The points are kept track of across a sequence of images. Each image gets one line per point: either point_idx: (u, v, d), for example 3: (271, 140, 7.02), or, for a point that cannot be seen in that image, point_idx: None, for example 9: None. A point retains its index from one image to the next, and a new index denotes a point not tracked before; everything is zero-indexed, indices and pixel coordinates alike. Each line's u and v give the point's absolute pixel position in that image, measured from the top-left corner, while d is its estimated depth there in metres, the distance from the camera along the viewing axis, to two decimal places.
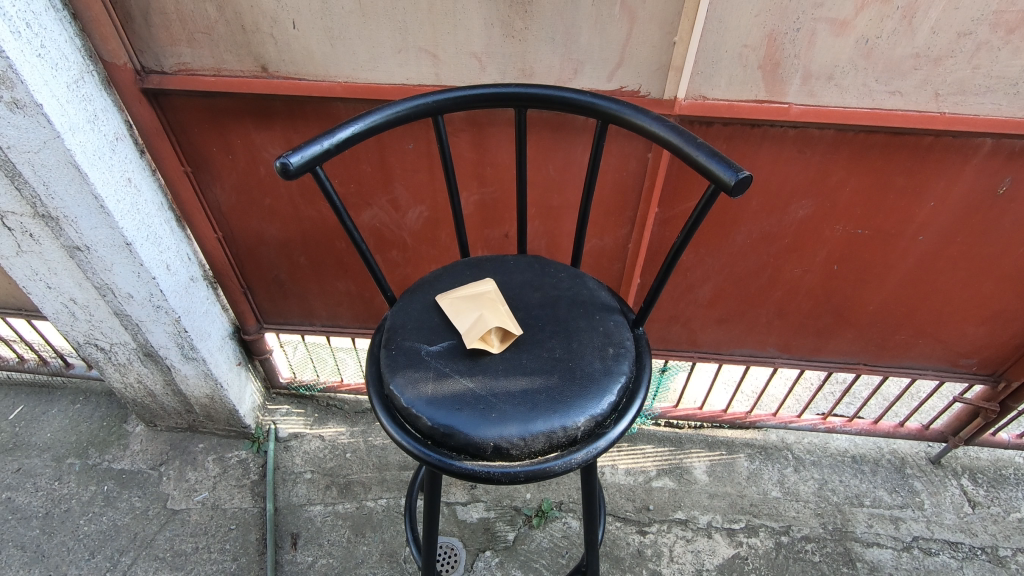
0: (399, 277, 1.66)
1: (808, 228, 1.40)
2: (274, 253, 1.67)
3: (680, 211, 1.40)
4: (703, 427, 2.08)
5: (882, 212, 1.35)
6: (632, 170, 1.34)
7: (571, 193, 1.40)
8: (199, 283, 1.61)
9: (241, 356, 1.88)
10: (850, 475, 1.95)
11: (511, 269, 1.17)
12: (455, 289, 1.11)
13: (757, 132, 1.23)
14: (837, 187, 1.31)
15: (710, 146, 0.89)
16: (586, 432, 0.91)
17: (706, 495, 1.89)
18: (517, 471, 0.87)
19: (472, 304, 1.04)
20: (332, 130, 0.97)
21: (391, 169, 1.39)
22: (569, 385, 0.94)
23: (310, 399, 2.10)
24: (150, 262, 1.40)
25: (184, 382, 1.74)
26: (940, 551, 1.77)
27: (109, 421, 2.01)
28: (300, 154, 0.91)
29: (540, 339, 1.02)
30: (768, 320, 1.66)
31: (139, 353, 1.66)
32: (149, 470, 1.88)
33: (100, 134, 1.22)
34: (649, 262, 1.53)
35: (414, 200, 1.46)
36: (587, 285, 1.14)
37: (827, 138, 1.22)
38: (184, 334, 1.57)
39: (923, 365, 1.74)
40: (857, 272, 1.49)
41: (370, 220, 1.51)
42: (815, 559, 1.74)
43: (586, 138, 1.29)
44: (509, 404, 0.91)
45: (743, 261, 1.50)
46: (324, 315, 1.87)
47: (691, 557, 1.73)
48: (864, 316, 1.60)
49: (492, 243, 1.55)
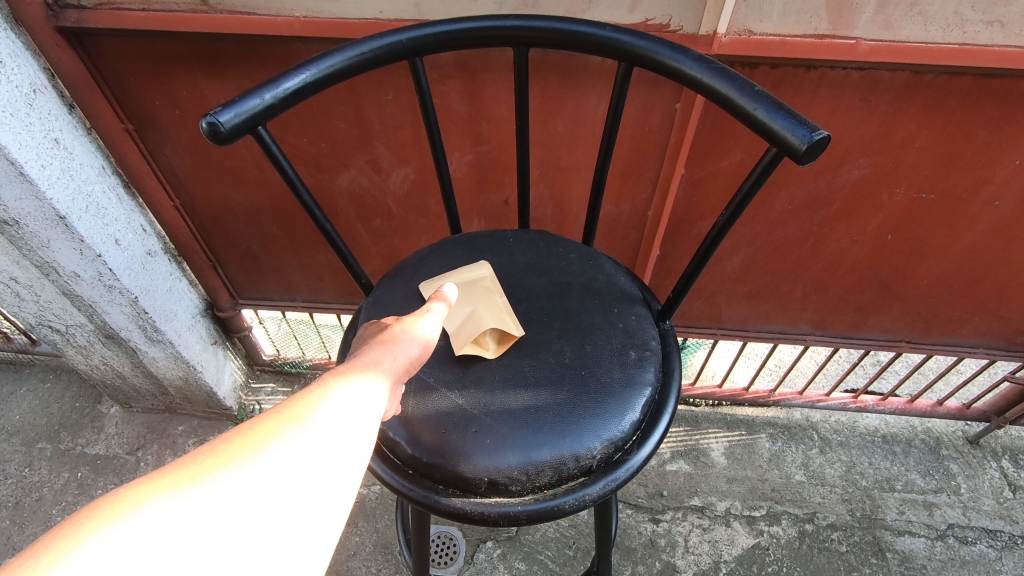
0: (386, 250, 1.46)
1: (862, 192, 1.19)
2: (242, 222, 1.47)
3: (712, 172, 1.17)
4: (722, 405, 1.93)
5: (956, 173, 1.12)
6: (657, 123, 1.11)
7: (582, 151, 1.18)
8: (159, 258, 1.42)
9: (216, 334, 1.70)
10: (880, 457, 1.81)
11: (511, 249, 0.97)
12: (443, 274, 0.92)
13: (813, 76, 0.99)
14: (903, 143, 1.09)
15: (772, 96, 0.68)
16: (603, 460, 0.74)
17: (725, 480, 1.75)
18: (518, 512, 0.70)
19: (465, 292, 0.85)
20: (277, 78, 0.75)
21: (369, 125, 1.17)
22: (581, 401, 0.77)
23: (297, 377, 1.92)
24: (93, 236, 1.21)
25: (153, 364, 1.58)
26: (977, 540, 1.65)
27: (82, 402, 1.87)
28: (234, 111, 0.70)
29: (547, 341, 0.84)
30: (804, 295, 1.47)
31: (99, 335, 1.49)
32: (126, 454, 1.76)
33: (10, 85, 1.00)
34: (671, 233, 1.32)
35: (398, 161, 1.24)
36: (603, 268, 0.94)
37: (899, 83, 0.99)
38: (144, 315, 1.40)
39: (974, 343, 1.54)
40: (914, 242, 1.28)
41: (347, 184, 1.30)
42: (842, 549, 1.62)
43: (601, 85, 1.06)
44: (508, 428, 0.74)
45: (781, 230, 1.29)
46: (305, 289, 1.69)
47: (708, 548, 1.61)
48: (915, 291, 1.40)
49: (490, 211, 1.34)
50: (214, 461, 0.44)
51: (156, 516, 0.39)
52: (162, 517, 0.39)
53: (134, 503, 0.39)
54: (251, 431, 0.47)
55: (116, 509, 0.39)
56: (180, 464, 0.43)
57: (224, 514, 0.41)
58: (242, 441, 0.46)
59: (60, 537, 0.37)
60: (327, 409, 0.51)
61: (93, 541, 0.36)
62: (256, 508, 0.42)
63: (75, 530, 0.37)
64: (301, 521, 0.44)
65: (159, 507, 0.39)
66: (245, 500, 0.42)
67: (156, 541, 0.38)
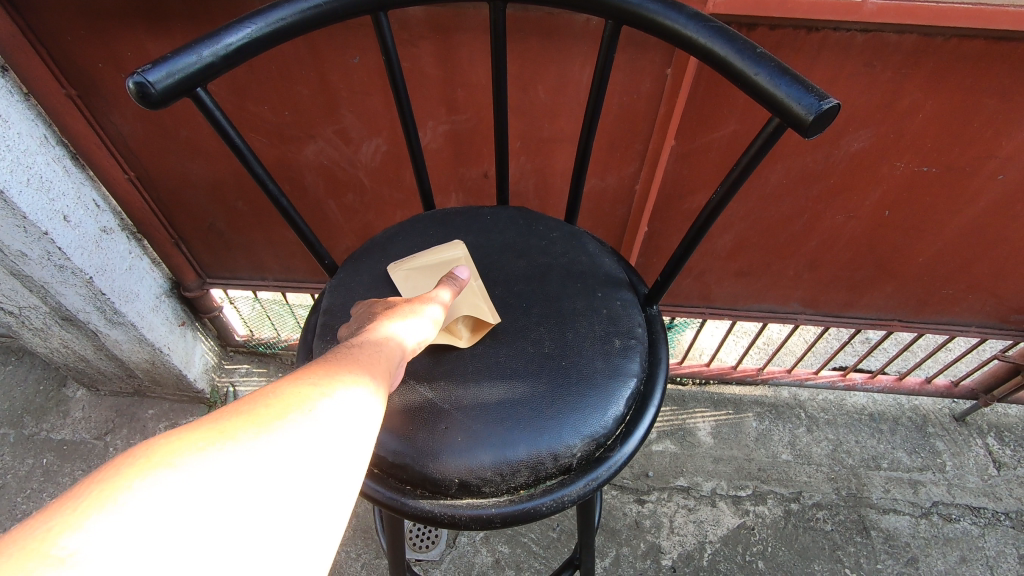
0: (360, 227, 1.38)
1: (861, 165, 1.12)
2: (204, 197, 1.37)
3: (704, 144, 1.10)
4: (709, 384, 1.90)
5: (960, 145, 1.06)
6: (647, 89, 1.03)
7: (566, 121, 1.10)
8: (116, 235, 1.33)
9: (184, 315, 1.62)
10: (867, 435, 1.79)
11: (488, 227, 0.90)
12: (414, 254, 0.85)
13: (815, 38, 0.92)
14: (907, 113, 1.02)
15: (776, 58, 0.60)
16: (583, 458, 0.68)
17: (711, 460, 1.72)
18: (491, 515, 0.65)
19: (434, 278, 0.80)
20: (217, 32, 0.66)
21: (335, 90, 1.08)
22: (560, 394, 0.71)
23: (273, 358, 1.87)
24: (37, 212, 1.11)
25: (116, 347, 1.50)
26: (961, 517, 1.64)
27: (46, 385, 1.79)
28: (165, 70, 0.62)
29: (525, 327, 0.78)
30: (796, 273, 1.41)
31: (56, 317, 1.40)
32: (93, 439, 1.69)
33: None
34: (660, 209, 1.26)
35: (368, 130, 1.15)
36: (586, 248, 0.87)
37: (906, 46, 0.92)
38: (101, 297, 1.31)
39: (966, 322, 1.51)
40: (913, 219, 1.22)
41: (315, 156, 1.21)
42: (827, 528, 1.60)
43: (586, 47, 0.97)
44: (480, 424, 0.68)
45: (775, 205, 1.23)
46: (276, 268, 1.61)
47: (693, 529, 1.59)
48: (910, 269, 1.36)
49: (469, 185, 1.26)
50: (243, 424, 0.42)
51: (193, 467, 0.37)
52: (198, 473, 0.37)
53: (168, 455, 0.38)
54: (274, 399, 0.45)
55: (150, 461, 0.37)
56: (206, 421, 0.41)
57: (259, 478, 0.39)
58: (268, 405, 0.44)
59: (91, 488, 0.35)
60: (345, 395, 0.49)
61: (128, 494, 0.34)
62: (287, 474, 0.41)
63: (105, 481, 0.35)
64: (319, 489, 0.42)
65: (195, 462, 0.38)
66: (278, 465, 0.40)
67: (195, 495, 0.36)
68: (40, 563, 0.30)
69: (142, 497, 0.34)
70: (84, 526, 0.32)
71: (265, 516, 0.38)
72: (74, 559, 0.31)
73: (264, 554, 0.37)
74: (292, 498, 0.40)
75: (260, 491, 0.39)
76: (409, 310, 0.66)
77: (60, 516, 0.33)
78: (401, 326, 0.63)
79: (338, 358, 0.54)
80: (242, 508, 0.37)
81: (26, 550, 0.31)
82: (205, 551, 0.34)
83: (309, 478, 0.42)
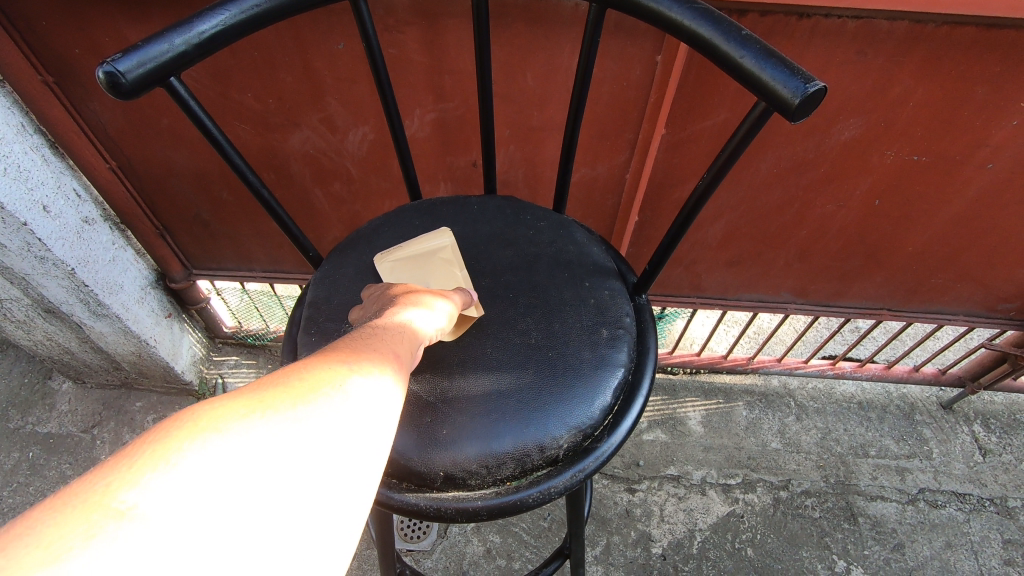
0: (347, 217, 1.37)
1: (851, 154, 1.12)
2: (188, 187, 1.35)
3: (694, 133, 1.09)
4: (700, 373, 1.90)
5: (950, 134, 1.06)
6: (636, 77, 1.02)
7: (555, 109, 1.09)
8: (98, 225, 1.31)
9: (171, 306, 1.60)
10: (855, 423, 1.80)
11: (475, 217, 0.89)
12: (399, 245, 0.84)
13: (805, 24, 0.91)
14: (898, 101, 1.01)
15: (761, 41, 0.59)
16: (570, 449, 0.68)
17: (701, 449, 1.73)
18: (477, 507, 0.64)
19: (423, 269, 0.79)
20: (190, 19, 0.64)
21: (319, 78, 1.06)
22: (547, 384, 0.70)
23: (262, 350, 1.85)
24: (16, 203, 1.09)
25: (102, 339, 1.48)
26: (947, 503, 1.66)
27: (31, 377, 1.77)
28: (136, 60, 0.60)
29: (512, 318, 0.77)
30: (786, 262, 1.41)
31: (38, 309, 1.37)
32: (80, 432, 1.67)
33: None
34: (650, 199, 1.25)
35: (354, 118, 1.13)
36: (574, 238, 0.86)
37: (898, 33, 0.91)
38: (84, 288, 1.29)
39: (954, 311, 1.51)
40: (902, 208, 1.22)
41: (301, 145, 1.19)
42: (815, 515, 1.61)
43: (575, 34, 0.96)
44: (466, 416, 0.68)
45: (766, 194, 1.23)
46: (263, 259, 1.59)
47: (683, 517, 1.60)
48: (900, 259, 1.36)
49: (457, 174, 1.25)
50: (280, 395, 0.45)
51: (235, 436, 0.40)
52: (243, 439, 0.40)
53: (214, 421, 0.40)
54: (307, 372, 0.48)
55: (197, 426, 0.39)
56: (248, 392, 0.44)
57: (299, 440, 0.42)
58: (303, 379, 0.47)
59: (145, 449, 0.37)
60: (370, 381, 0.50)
61: (178, 456, 0.37)
62: (324, 440, 0.43)
63: (158, 443, 0.38)
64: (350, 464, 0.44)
65: (239, 430, 0.41)
66: (314, 430, 0.43)
67: (240, 458, 0.39)
68: (104, 515, 0.33)
69: (192, 460, 0.37)
70: (142, 483, 0.35)
71: (304, 478, 0.41)
72: (133, 512, 0.33)
73: (310, 507, 0.40)
74: (325, 471, 0.42)
75: (298, 457, 0.41)
76: (423, 299, 0.67)
77: (116, 473, 0.35)
78: (419, 312, 0.64)
79: (363, 337, 0.56)
80: (282, 473, 0.40)
81: (88, 504, 0.33)
82: (256, 501, 0.37)
83: (340, 454, 0.44)
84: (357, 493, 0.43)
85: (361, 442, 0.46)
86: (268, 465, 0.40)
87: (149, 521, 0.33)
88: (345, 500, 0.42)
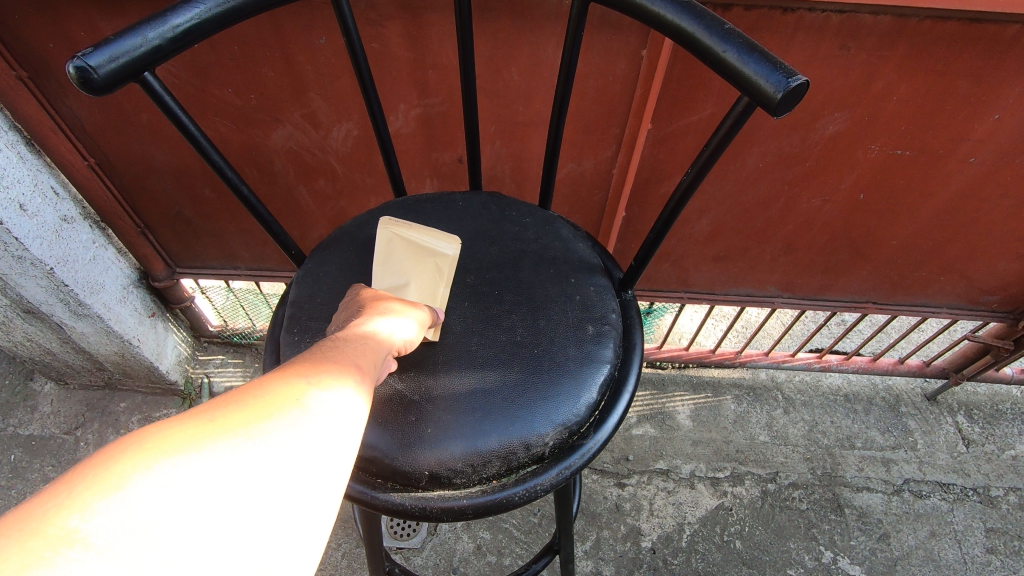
0: (333, 214, 1.35)
1: (836, 148, 1.12)
2: (170, 184, 1.33)
3: (680, 128, 1.09)
4: (688, 367, 1.91)
5: (933, 128, 1.06)
6: (622, 72, 1.02)
7: (540, 104, 1.08)
8: (78, 224, 1.28)
9: (154, 306, 1.58)
10: (842, 416, 1.82)
11: (460, 213, 0.88)
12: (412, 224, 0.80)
13: (790, 19, 0.91)
14: (881, 96, 1.02)
15: (744, 36, 0.59)
16: (556, 446, 0.67)
17: (690, 443, 1.74)
18: (463, 506, 0.64)
19: (416, 262, 0.77)
20: (163, 12, 0.62)
21: (301, 73, 1.04)
22: (531, 381, 0.70)
23: (248, 348, 1.83)
24: None
25: (84, 339, 1.46)
26: (931, 493, 1.68)
27: (11, 379, 1.74)
28: (107, 54, 0.59)
29: (497, 315, 0.77)
30: (773, 257, 1.42)
31: (17, 310, 1.35)
32: (63, 434, 1.64)
33: None
34: (637, 194, 1.24)
35: (337, 114, 1.12)
36: (559, 234, 0.86)
37: (882, 28, 0.91)
38: (64, 288, 1.26)
39: (938, 303, 1.53)
40: (887, 202, 1.23)
41: (284, 142, 1.17)
42: (803, 507, 1.63)
43: (559, 28, 0.95)
44: (451, 414, 0.67)
45: (752, 189, 1.23)
46: (247, 257, 1.57)
47: (672, 511, 1.61)
48: (884, 252, 1.37)
49: (443, 170, 1.24)
50: (236, 415, 0.44)
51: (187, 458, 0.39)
52: (195, 460, 0.39)
53: (165, 444, 0.39)
54: (267, 390, 0.47)
55: (147, 449, 0.39)
56: (205, 412, 0.43)
57: (254, 463, 0.41)
58: (261, 398, 0.46)
59: (91, 473, 0.37)
60: (333, 396, 0.49)
61: (126, 480, 0.36)
62: (283, 457, 0.43)
63: (98, 473, 0.37)
64: (308, 486, 0.43)
65: (191, 451, 0.40)
66: (270, 452, 0.43)
67: (191, 480, 0.38)
68: (44, 543, 0.32)
69: (141, 483, 0.36)
70: (88, 508, 0.34)
71: (270, 489, 0.41)
72: (75, 538, 0.33)
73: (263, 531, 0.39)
74: (281, 494, 0.41)
75: (270, 464, 0.42)
76: (396, 306, 0.67)
77: (59, 499, 0.35)
78: (389, 321, 0.64)
79: (325, 351, 0.56)
80: (247, 485, 0.40)
81: (29, 531, 0.33)
82: (206, 525, 0.36)
83: (297, 476, 0.43)
84: (313, 515, 0.42)
85: (321, 463, 0.45)
86: (222, 487, 0.39)
87: (93, 548, 0.32)
88: (315, 503, 0.43)
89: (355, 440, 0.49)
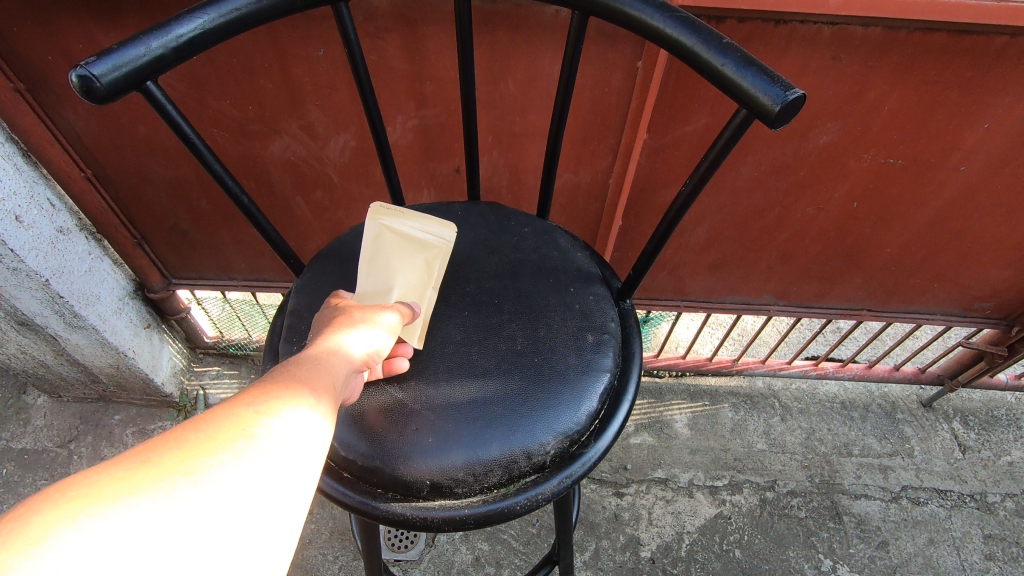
0: (330, 225, 1.36)
1: (829, 158, 1.14)
2: (166, 195, 1.33)
3: (675, 138, 1.10)
4: (685, 376, 1.91)
5: (924, 138, 1.08)
6: (617, 83, 1.03)
7: (536, 115, 1.09)
8: (73, 235, 1.28)
9: (150, 317, 1.57)
10: (839, 423, 1.83)
11: (459, 224, 0.88)
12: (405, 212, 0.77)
13: (783, 31, 0.92)
14: (873, 106, 1.03)
15: (741, 49, 0.60)
16: (557, 455, 0.67)
17: (688, 451, 1.74)
18: (465, 515, 0.64)
19: (404, 260, 0.75)
20: (166, 22, 0.63)
21: (299, 84, 1.05)
22: (531, 391, 0.70)
23: (244, 359, 1.82)
24: None
25: (78, 351, 1.45)
26: (929, 500, 1.68)
27: (4, 392, 1.72)
28: (110, 63, 0.59)
29: (497, 325, 0.77)
30: (768, 265, 1.43)
31: (11, 322, 1.34)
32: (56, 448, 1.63)
33: None
34: (633, 204, 1.25)
35: (335, 125, 1.12)
36: (558, 244, 0.86)
37: (873, 39, 0.93)
38: (59, 300, 1.26)
39: (932, 310, 1.54)
40: (880, 211, 1.24)
41: (282, 153, 1.18)
42: (801, 515, 1.63)
43: (555, 40, 0.96)
44: (452, 424, 0.67)
45: (746, 198, 1.24)
46: (244, 267, 1.57)
47: (671, 520, 1.60)
48: (879, 260, 1.38)
49: (440, 180, 1.24)
50: (176, 458, 0.43)
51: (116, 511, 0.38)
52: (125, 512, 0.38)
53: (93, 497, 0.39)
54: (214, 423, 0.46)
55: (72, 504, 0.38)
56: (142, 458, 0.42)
57: (191, 509, 0.40)
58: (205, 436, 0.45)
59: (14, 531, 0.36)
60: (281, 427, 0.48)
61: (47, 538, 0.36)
62: (224, 500, 0.42)
63: (20, 527, 0.36)
64: (249, 530, 0.42)
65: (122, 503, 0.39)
66: (210, 496, 0.41)
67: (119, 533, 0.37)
68: None
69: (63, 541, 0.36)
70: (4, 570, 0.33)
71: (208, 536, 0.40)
72: None
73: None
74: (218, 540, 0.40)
75: (210, 509, 0.41)
76: (370, 315, 0.66)
77: None
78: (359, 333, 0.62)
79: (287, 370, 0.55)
80: (181, 533, 0.39)
81: None
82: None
83: (239, 520, 0.42)
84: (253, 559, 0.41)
85: (266, 504, 0.44)
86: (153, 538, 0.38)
87: None
88: (277, 525, 0.44)
89: (312, 471, 0.48)
